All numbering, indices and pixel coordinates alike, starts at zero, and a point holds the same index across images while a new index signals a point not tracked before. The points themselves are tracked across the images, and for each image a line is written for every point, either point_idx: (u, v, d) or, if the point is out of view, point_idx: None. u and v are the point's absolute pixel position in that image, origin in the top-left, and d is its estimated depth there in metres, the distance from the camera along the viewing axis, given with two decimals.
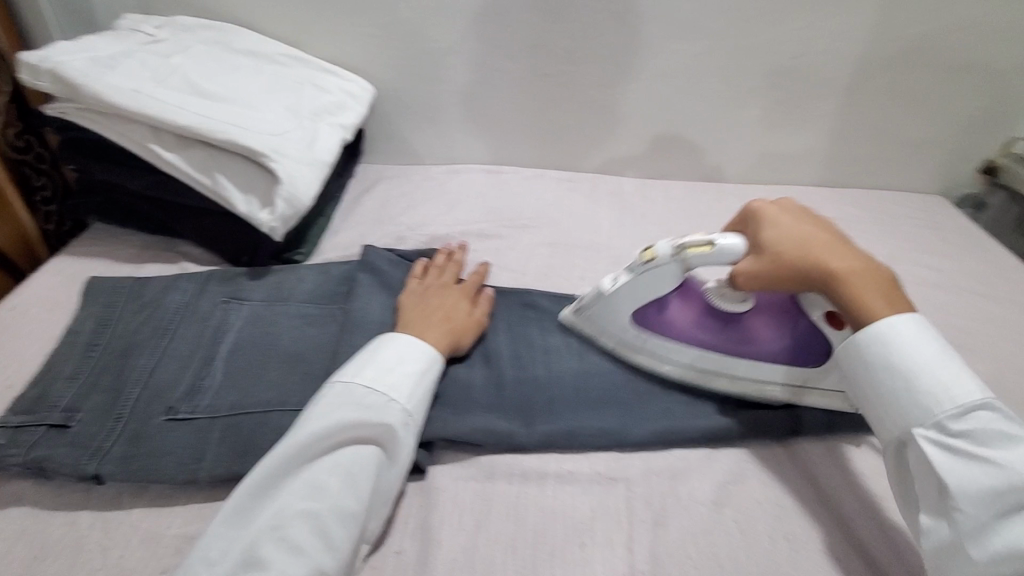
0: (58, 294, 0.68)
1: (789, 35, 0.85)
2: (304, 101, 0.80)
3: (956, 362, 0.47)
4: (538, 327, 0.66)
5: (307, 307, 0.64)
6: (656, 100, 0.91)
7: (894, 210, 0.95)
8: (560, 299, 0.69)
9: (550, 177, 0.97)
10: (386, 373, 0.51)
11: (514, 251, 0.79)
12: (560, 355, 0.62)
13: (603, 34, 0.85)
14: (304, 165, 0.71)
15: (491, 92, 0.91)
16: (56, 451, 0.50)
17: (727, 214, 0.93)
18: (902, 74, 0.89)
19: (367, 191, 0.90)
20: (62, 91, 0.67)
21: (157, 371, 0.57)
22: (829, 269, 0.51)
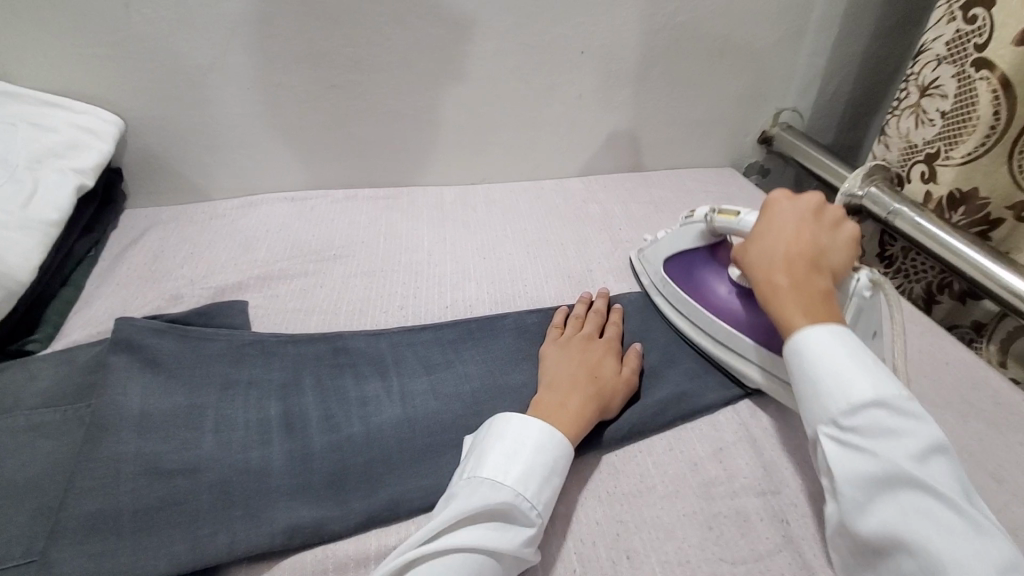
0: None
1: (574, 29, 0.85)
2: (15, 148, 0.64)
3: (865, 363, 0.45)
4: (352, 374, 0.58)
5: (41, 414, 0.50)
6: (459, 105, 0.87)
7: (695, 186, 1.02)
8: (376, 336, 0.63)
9: (363, 198, 0.89)
10: (551, 465, 0.47)
11: (325, 288, 0.71)
12: (380, 404, 0.55)
13: (389, 38, 0.78)
14: (16, 233, 0.57)
15: (274, 112, 0.81)
16: None
17: (549, 208, 0.92)
18: (680, 60, 0.95)
19: (137, 242, 0.75)
20: None
21: None
22: (767, 270, 0.54)
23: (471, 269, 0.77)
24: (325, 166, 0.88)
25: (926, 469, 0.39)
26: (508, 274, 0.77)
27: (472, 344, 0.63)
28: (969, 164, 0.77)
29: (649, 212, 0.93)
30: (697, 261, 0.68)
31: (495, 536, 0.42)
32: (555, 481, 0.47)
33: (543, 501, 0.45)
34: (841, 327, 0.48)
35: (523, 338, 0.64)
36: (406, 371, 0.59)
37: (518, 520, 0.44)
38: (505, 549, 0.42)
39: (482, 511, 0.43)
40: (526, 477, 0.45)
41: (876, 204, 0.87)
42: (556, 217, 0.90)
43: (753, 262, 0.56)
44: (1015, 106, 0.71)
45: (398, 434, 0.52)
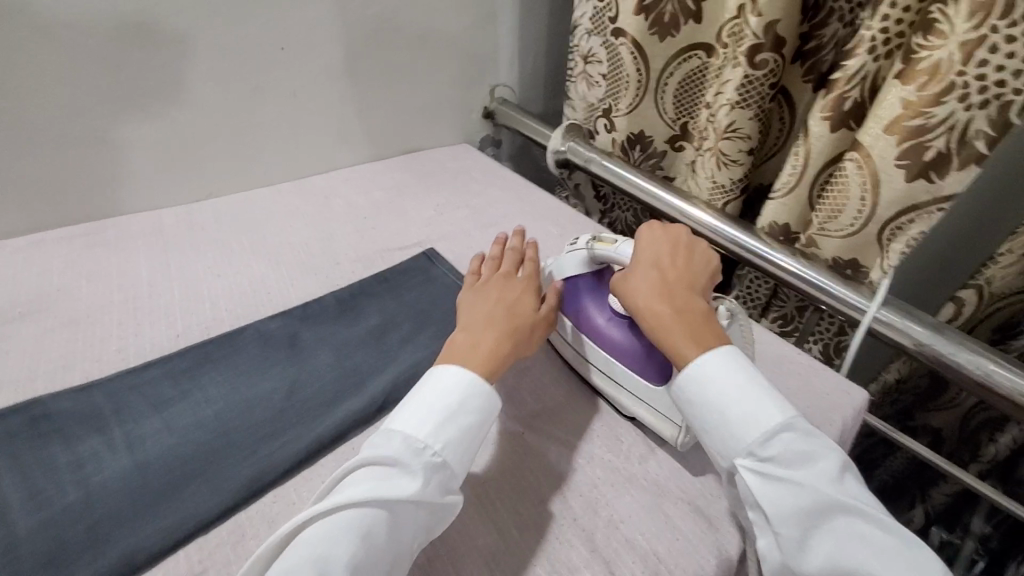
0: None
1: (261, 30, 0.83)
2: None
3: (759, 387, 0.49)
4: (59, 439, 0.51)
5: None
6: (148, 120, 0.79)
7: (434, 166, 1.09)
8: (88, 389, 0.56)
9: (53, 241, 0.76)
10: (459, 411, 0.48)
11: (13, 353, 0.60)
12: (101, 459, 0.50)
13: (28, 53, 0.67)
14: None
15: None
16: None
17: (288, 211, 0.90)
18: (386, 50, 0.99)
19: None
20: None
21: None
22: (651, 298, 0.55)
23: (204, 290, 0.72)
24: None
25: (839, 485, 0.44)
26: (247, 286, 0.73)
27: (209, 366, 0.60)
28: (630, 114, 0.95)
29: (391, 198, 0.97)
30: (580, 288, 0.66)
31: (386, 486, 0.42)
32: (466, 425, 0.48)
33: (449, 446, 0.46)
34: (729, 353, 0.51)
35: (268, 344, 0.63)
36: (133, 412, 0.54)
37: (420, 464, 0.44)
38: (395, 495, 0.42)
39: (378, 463, 0.44)
40: (430, 421, 0.46)
41: (576, 155, 1.02)
42: (297, 219, 0.87)
43: (634, 291, 0.56)
44: (649, 62, 0.89)
45: (127, 483, 0.48)
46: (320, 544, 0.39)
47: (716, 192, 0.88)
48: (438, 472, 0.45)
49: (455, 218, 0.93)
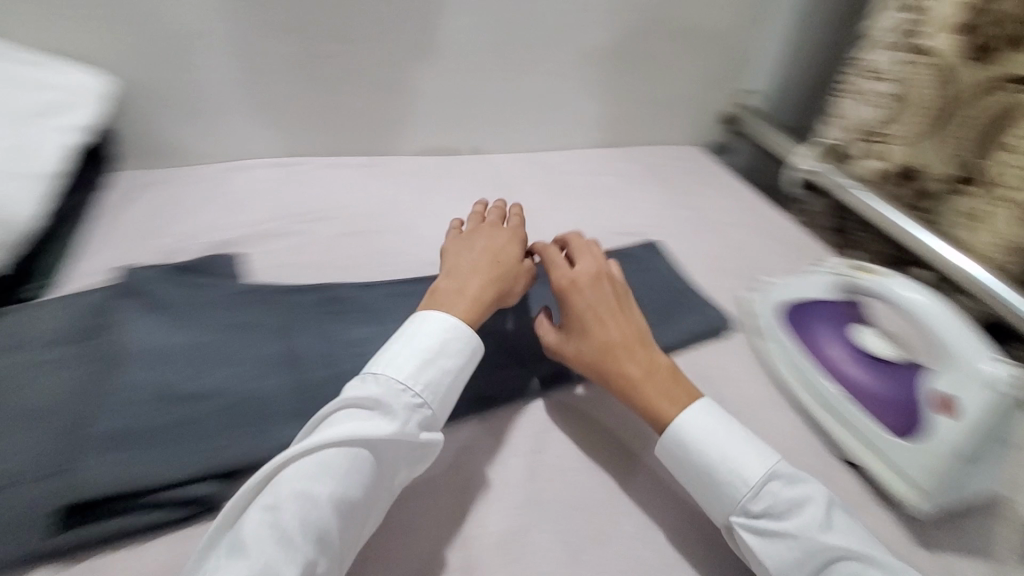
0: None
1: (545, 10, 0.91)
2: (6, 102, 0.65)
3: (735, 437, 0.49)
4: (343, 319, 0.63)
5: (44, 353, 0.53)
6: (438, 76, 0.91)
7: (663, 161, 1.08)
8: (364, 286, 0.67)
9: (346, 164, 0.92)
10: (444, 356, 0.49)
11: (313, 245, 0.75)
12: (369, 343, 0.61)
13: (369, 10, 0.82)
14: (14, 182, 0.59)
15: (262, 79, 0.84)
16: None
17: (525, 178, 0.97)
18: (650, 42, 1.02)
19: (127, 201, 0.78)
20: None
21: None
22: (614, 363, 0.54)
23: (451, 231, 0.81)
24: (309, 132, 0.91)
25: (835, 529, 0.44)
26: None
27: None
28: (913, 142, 0.84)
29: (619, 185, 0.99)
30: (817, 314, 0.68)
31: (396, 423, 0.44)
32: (449, 368, 0.49)
33: (433, 387, 0.47)
34: (710, 403, 0.52)
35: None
36: (392, 317, 0.64)
37: (409, 409, 0.45)
38: (399, 426, 0.44)
39: (354, 407, 0.44)
40: (406, 367, 0.47)
41: (828, 181, 0.94)
42: (530, 186, 0.94)
43: (594, 345, 0.55)
44: (951, 85, 0.78)
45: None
46: (325, 474, 0.41)
47: (1000, 248, 0.78)
48: (413, 418, 0.46)
49: (675, 214, 0.93)
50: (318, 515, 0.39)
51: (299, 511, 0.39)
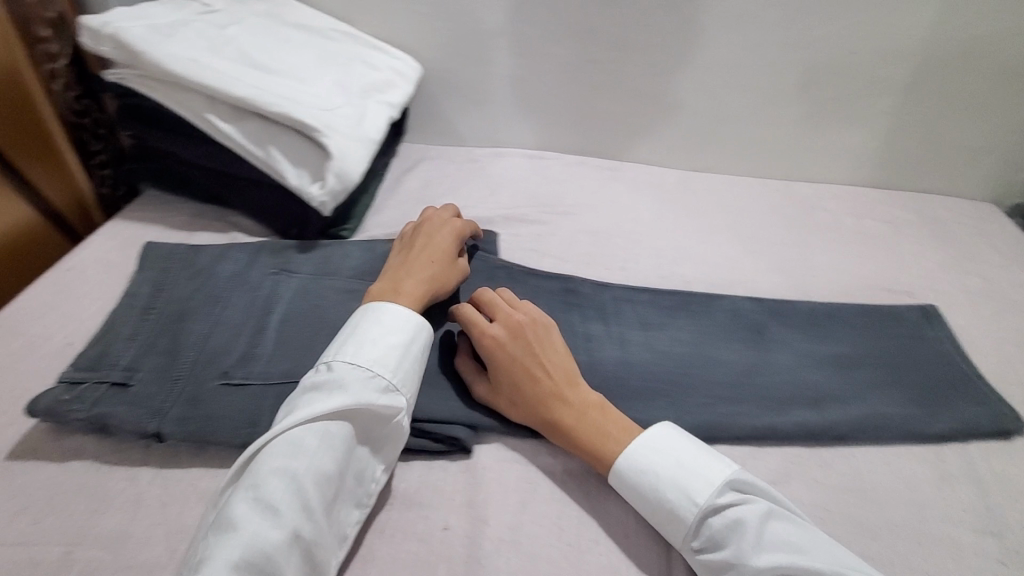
0: (115, 255, 0.68)
1: (842, 32, 0.83)
2: (354, 77, 0.79)
3: (679, 456, 0.46)
4: (580, 314, 0.66)
5: (352, 283, 0.64)
6: (705, 90, 0.89)
7: (947, 215, 0.92)
8: (602, 286, 0.69)
9: (591, 166, 0.95)
10: (409, 339, 0.49)
11: (556, 237, 0.79)
12: (602, 343, 0.63)
13: (658, 20, 0.83)
14: (354, 141, 0.72)
15: (539, 77, 0.90)
16: (118, 408, 0.49)
17: (774, 208, 0.89)
18: (954, 78, 0.86)
19: (409, 170, 0.91)
20: (123, 56, 0.67)
21: (213, 336, 0.57)
22: (559, 406, 0.49)
23: (690, 250, 0.79)
24: (566, 130, 0.96)
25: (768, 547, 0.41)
26: (726, 261, 0.78)
27: (687, 316, 0.67)
28: None
29: (887, 233, 0.86)
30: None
31: (337, 398, 0.44)
32: (415, 349, 0.49)
33: (403, 370, 0.47)
34: (675, 436, 0.48)
35: (737, 325, 0.67)
36: (625, 323, 0.66)
37: (379, 392, 0.45)
38: (372, 408, 0.44)
39: (335, 387, 0.44)
40: (377, 351, 0.47)
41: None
42: (780, 217, 0.87)
43: (515, 391, 0.50)
44: None
45: (613, 372, 0.60)
46: (277, 458, 0.41)
47: None
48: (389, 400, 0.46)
49: (958, 282, 0.79)
50: (299, 494, 0.40)
51: (285, 489, 0.40)
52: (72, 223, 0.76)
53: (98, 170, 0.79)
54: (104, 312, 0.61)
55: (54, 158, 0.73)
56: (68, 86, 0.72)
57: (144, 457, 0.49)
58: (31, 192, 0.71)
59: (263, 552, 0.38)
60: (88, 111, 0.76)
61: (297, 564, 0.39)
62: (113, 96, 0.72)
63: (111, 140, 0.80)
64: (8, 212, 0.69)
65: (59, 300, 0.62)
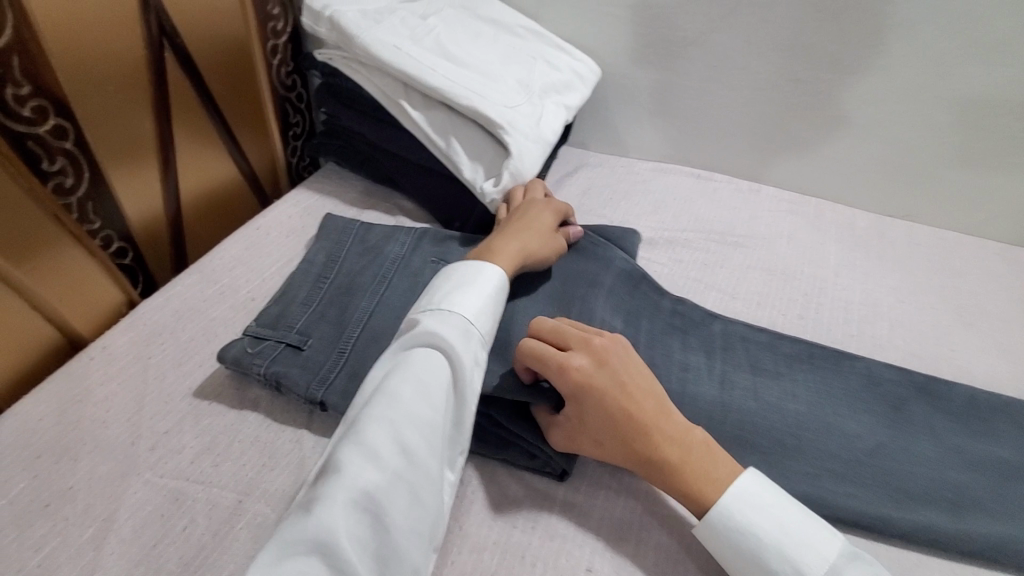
0: (299, 223, 0.73)
1: None
2: (537, 76, 0.78)
3: (793, 526, 0.42)
4: (749, 362, 0.60)
5: None
6: (923, 126, 0.77)
7: None
8: (777, 334, 0.62)
9: (768, 196, 0.87)
10: (479, 289, 0.51)
11: (724, 269, 0.73)
12: (772, 398, 0.56)
13: (885, 43, 0.73)
14: (530, 142, 0.71)
15: (725, 93, 0.83)
16: (290, 370, 0.53)
17: (989, 274, 0.76)
18: None
19: (572, 175, 0.89)
20: (336, 38, 0.72)
21: (376, 315, 0.58)
22: (649, 437, 0.45)
23: (883, 309, 0.69)
24: (742, 154, 0.88)
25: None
26: (924, 330, 0.67)
27: (876, 384, 0.58)
28: None
29: None
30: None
31: (422, 348, 0.46)
32: (487, 295, 0.52)
33: (479, 316, 0.50)
34: (760, 482, 0.44)
35: (941, 406, 0.56)
36: (798, 377, 0.58)
37: (461, 336, 0.48)
38: (457, 349, 0.46)
39: (418, 340, 0.47)
40: (452, 300, 0.50)
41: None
42: (1000, 286, 0.73)
43: (602, 430, 0.46)
44: None
45: (783, 432, 0.54)
46: (372, 406, 0.42)
47: None
48: (471, 342, 0.48)
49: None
50: (396, 437, 0.41)
51: (383, 435, 0.40)
52: (263, 183, 0.83)
53: (292, 141, 0.86)
54: (284, 275, 0.65)
55: (261, 126, 0.80)
56: (283, 61, 0.81)
57: (310, 419, 0.52)
58: (239, 154, 0.78)
59: (369, 492, 0.38)
60: (295, 87, 0.84)
61: (402, 504, 0.39)
62: (319, 75, 0.78)
63: (306, 115, 0.89)
64: (218, 167, 0.75)
65: (249, 257, 0.67)
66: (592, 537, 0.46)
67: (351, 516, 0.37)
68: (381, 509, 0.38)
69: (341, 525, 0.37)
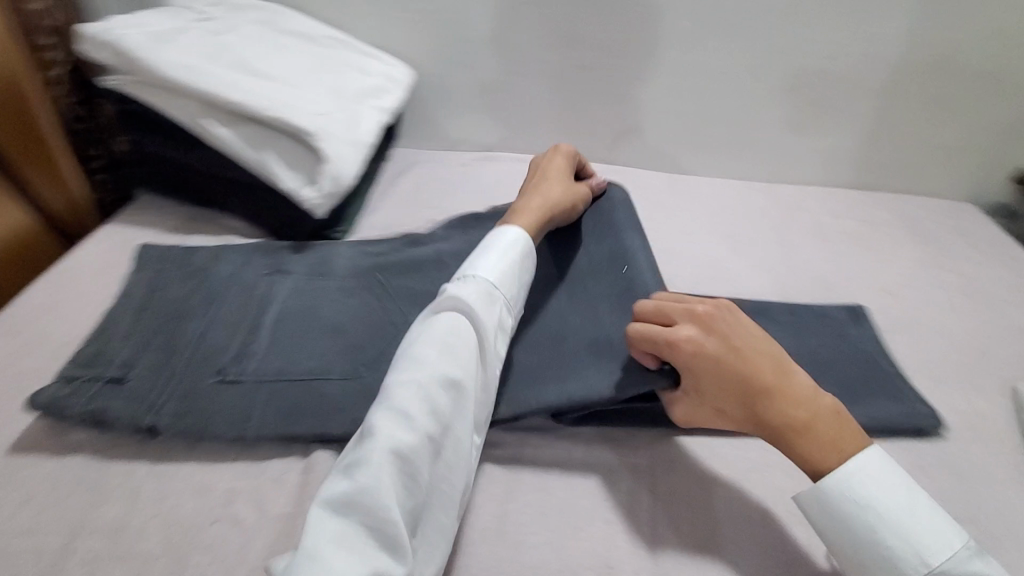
0: (111, 258, 0.69)
1: (812, 37, 0.85)
2: (347, 83, 0.81)
3: (903, 493, 0.45)
4: None
5: (348, 283, 0.66)
6: (682, 93, 0.91)
7: (921, 216, 0.93)
8: None
9: None
10: (503, 262, 0.58)
11: None
12: None
13: (636, 26, 0.85)
14: (346, 146, 0.73)
15: (521, 81, 0.92)
16: (114, 404, 0.51)
17: (752, 208, 0.91)
18: (919, 84, 0.88)
19: (399, 173, 0.92)
20: (121, 64, 0.70)
21: (208, 335, 0.58)
22: (770, 404, 0.48)
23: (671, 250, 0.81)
24: (549, 135, 0.97)
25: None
26: (704, 263, 0.79)
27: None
28: None
29: (861, 232, 0.88)
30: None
31: (451, 318, 0.52)
32: (512, 268, 0.58)
33: (502, 286, 0.56)
34: (876, 452, 0.47)
35: None
36: None
37: (485, 304, 0.54)
38: (482, 315, 0.53)
39: (447, 309, 0.52)
40: (480, 272, 0.56)
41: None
42: (759, 217, 0.89)
43: (719, 396, 0.50)
44: None
45: None
46: (407, 369, 0.48)
47: None
48: (493, 309, 0.54)
49: (935, 280, 0.81)
50: (428, 396, 0.46)
51: (417, 397, 0.46)
52: (60, 225, 0.78)
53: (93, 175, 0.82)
54: (100, 313, 0.62)
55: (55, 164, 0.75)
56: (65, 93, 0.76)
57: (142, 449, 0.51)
58: (20, 196, 0.73)
59: (403, 448, 0.43)
60: (87, 117, 0.80)
61: (430, 458, 0.45)
62: (113, 103, 0.74)
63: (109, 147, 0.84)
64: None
65: (54, 301, 0.63)
66: None
67: (392, 468, 0.43)
68: (413, 462, 0.44)
69: (382, 476, 0.42)
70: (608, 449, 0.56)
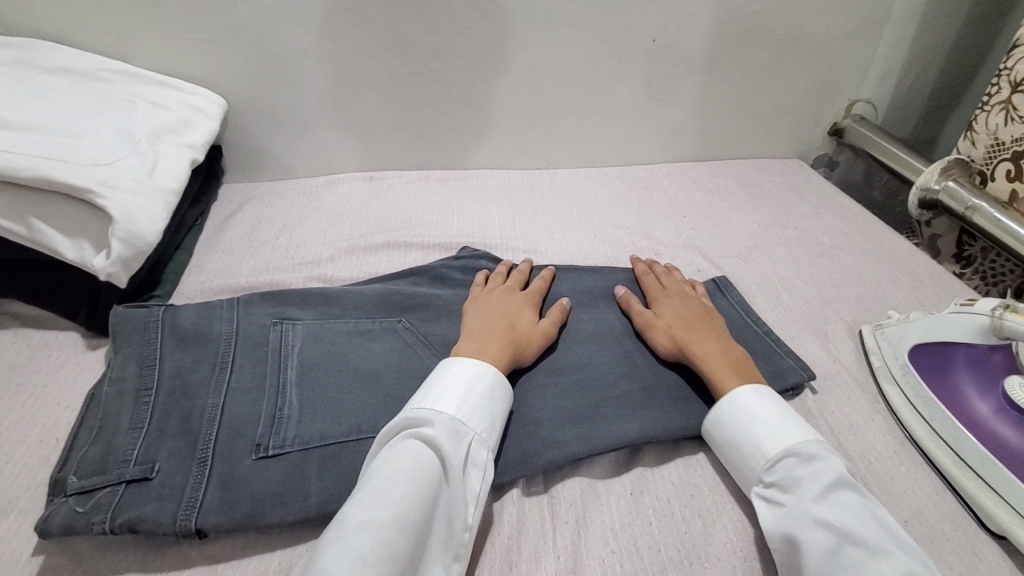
0: (36, 379, 0.58)
1: (641, 20, 0.84)
2: (140, 122, 0.71)
3: (783, 411, 0.51)
4: None
5: (366, 323, 0.61)
6: (526, 90, 0.89)
7: (760, 175, 0.99)
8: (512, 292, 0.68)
9: (436, 177, 0.94)
10: (478, 378, 0.51)
11: (421, 249, 0.78)
12: None
13: (469, 28, 0.81)
14: (143, 197, 0.63)
15: (356, 96, 0.85)
16: (145, 509, 0.44)
17: (616, 190, 0.94)
18: (749, 52, 0.92)
19: (235, 213, 0.83)
20: None
21: (229, 406, 0.51)
22: (698, 342, 0.57)
23: (548, 243, 0.81)
24: (410, 145, 0.92)
25: (834, 503, 0.42)
26: (589, 251, 0.79)
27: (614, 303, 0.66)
28: None
29: (713, 200, 0.91)
30: (954, 359, 0.56)
31: (417, 443, 0.45)
32: (483, 392, 0.50)
33: (474, 412, 0.48)
34: (768, 395, 0.52)
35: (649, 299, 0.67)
36: None
37: (455, 435, 0.46)
38: (449, 449, 0.45)
39: (409, 433, 0.45)
40: (446, 397, 0.49)
41: (953, 198, 0.87)
42: (627, 199, 0.91)
43: (674, 326, 0.60)
44: None
45: (570, 375, 0.58)
46: (361, 502, 0.40)
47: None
48: (463, 441, 0.46)
49: (781, 238, 0.81)
50: (385, 534, 0.38)
51: (374, 539, 0.38)
52: None
53: None
54: (42, 449, 0.52)
55: None
56: None
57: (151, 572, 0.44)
58: None
59: None
60: None
61: None
62: None
63: None
64: None
65: None
66: (483, 552, 0.46)
67: None
68: None
69: None
70: (579, 473, 0.52)
